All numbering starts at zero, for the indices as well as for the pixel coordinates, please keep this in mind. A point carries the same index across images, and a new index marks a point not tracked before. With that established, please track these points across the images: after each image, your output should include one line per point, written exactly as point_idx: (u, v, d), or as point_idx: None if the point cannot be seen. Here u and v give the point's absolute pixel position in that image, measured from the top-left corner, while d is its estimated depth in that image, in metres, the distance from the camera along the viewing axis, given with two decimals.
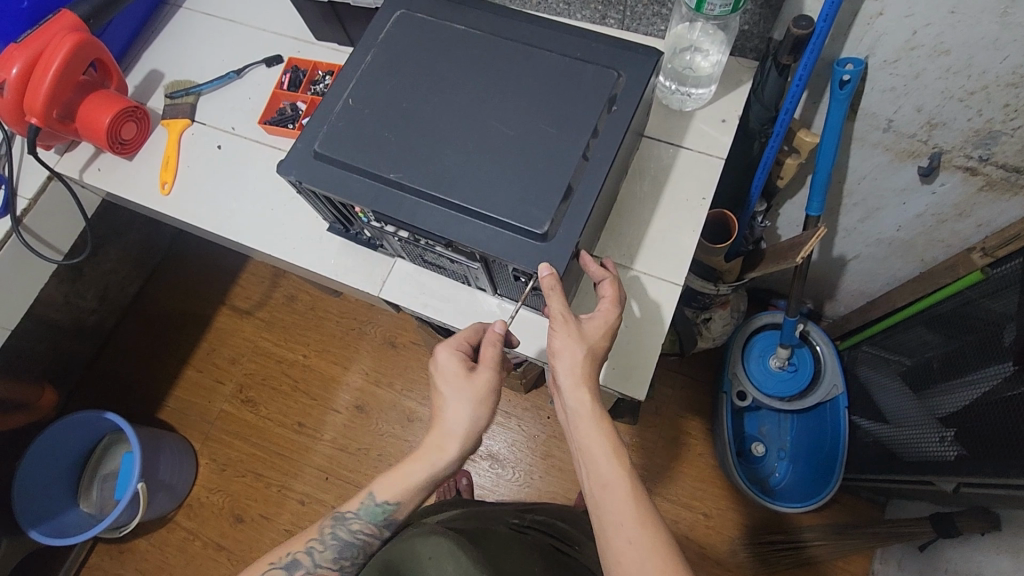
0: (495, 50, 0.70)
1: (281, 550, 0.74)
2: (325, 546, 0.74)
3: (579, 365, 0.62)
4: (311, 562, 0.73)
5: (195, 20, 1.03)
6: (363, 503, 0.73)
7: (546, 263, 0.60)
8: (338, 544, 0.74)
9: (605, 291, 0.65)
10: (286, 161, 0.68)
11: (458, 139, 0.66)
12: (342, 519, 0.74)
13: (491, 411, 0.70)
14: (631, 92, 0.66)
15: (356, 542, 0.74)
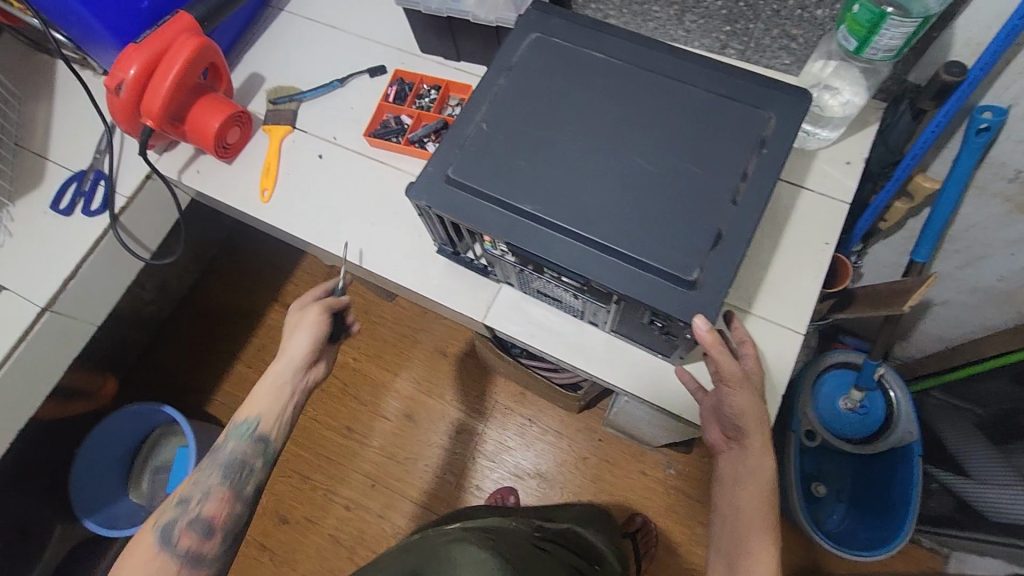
0: (634, 82, 0.67)
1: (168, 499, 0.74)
2: (208, 476, 0.76)
3: (762, 422, 0.63)
4: (204, 488, 0.75)
5: (299, 24, 1.03)
6: (232, 428, 0.77)
7: (701, 314, 0.57)
8: (222, 467, 0.76)
9: (748, 349, 0.66)
10: (416, 185, 0.66)
11: (600, 175, 0.63)
12: (217, 448, 0.77)
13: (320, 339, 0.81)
14: (783, 134, 0.63)
15: (229, 459, 0.76)
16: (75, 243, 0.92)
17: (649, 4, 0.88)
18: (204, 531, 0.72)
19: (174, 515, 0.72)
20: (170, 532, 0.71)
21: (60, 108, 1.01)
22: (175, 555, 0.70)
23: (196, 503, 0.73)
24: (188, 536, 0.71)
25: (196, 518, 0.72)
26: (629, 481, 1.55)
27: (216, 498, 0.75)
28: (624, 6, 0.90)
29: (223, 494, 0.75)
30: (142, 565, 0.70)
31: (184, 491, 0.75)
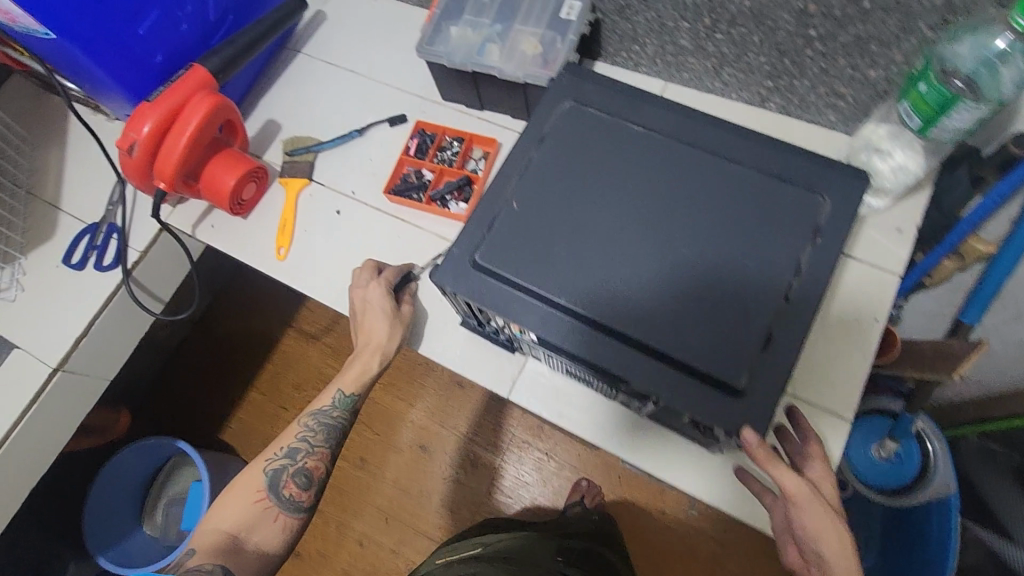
0: (675, 159, 0.63)
1: (274, 449, 0.81)
2: (314, 432, 0.82)
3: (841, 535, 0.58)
4: (307, 445, 0.81)
5: (317, 67, 0.99)
6: (337, 396, 0.82)
7: (749, 428, 0.54)
8: (325, 428, 0.82)
9: (813, 450, 0.64)
10: (441, 269, 0.62)
11: (639, 264, 0.59)
12: (319, 412, 0.82)
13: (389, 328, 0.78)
14: (840, 222, 0.58)
15: (332, 425, 0.82)
16: (86, 300, 0.89)
17: (685, 55, 0.83)
18: (303, 482, 0.80)
19: (282, 463, 0.80)
20: (277, 478, 0.80)
21: (72, 153, 0.98)
22: (277, 499, 0.79)
23: (302, 458, 0.81)
24: (290, 485, 0.80)
25: (301, 471, 0.80)
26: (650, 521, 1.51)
27: (319, 453, 0.81)
28: (658, 55, 0.85)
29: (320, 452, 0.82)
30: (246, 502, 0.79)
31: (287, 445, 0.81)
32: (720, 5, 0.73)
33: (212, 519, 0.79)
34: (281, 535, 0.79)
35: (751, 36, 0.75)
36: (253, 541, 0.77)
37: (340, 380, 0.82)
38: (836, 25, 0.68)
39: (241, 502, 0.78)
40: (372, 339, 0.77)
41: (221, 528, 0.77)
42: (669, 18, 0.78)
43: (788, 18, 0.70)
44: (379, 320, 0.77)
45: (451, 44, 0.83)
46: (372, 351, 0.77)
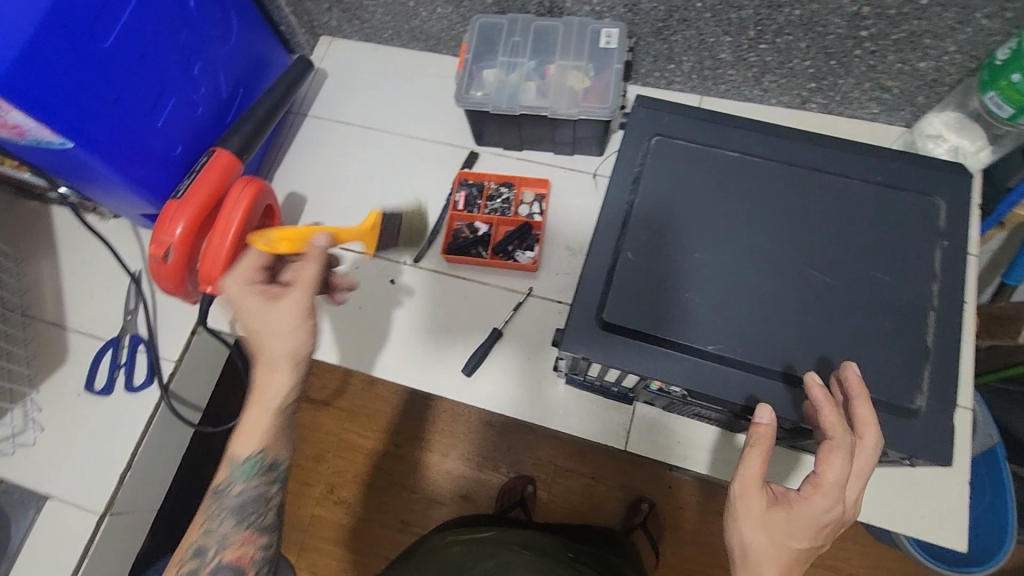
0: (778, 183, 0.62)
1: (176, 558, 0.62)
2: (222, 519, 0.63)
3: (779, 523, 0.49)
4: (218, 538, 0.62)
5: (330, 129, 0.92)
6: (231, 468, 0.64)
7: (850, 364, 0.52)
8: (232, 512, 0.63)
9: (836, 442, 0.50)
10: (568, 335, 0.58)
11: (777, 298, 0.57)
12: (223, 489, 0.64)
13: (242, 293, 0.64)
14: (960, 222, 0.58)
15: (240, 498, 0.64)
16: (122, 428, 0.78)
17: (724, 68, 0.82)
18: None
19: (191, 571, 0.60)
20: None
21: (64, 260, 0.86)
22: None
23: (214, 556, 0.61)
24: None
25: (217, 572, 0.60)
26: None
27: (236, 542, 0.62)
28: (695, 71, 0.84)
29: (241, 535, 0.63)
30: None
31: (190, 543, 0.62)
32: (768, 17, 0.72)
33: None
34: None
35: (798, 43, 0.75)
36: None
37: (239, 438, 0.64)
38: (889, 23, 0.69)
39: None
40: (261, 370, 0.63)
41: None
42: (710, 34, 0.77)
43: (840, 22, 0.71)
44: (254, 320, 0.63)
45: (489, 89, 0.79)
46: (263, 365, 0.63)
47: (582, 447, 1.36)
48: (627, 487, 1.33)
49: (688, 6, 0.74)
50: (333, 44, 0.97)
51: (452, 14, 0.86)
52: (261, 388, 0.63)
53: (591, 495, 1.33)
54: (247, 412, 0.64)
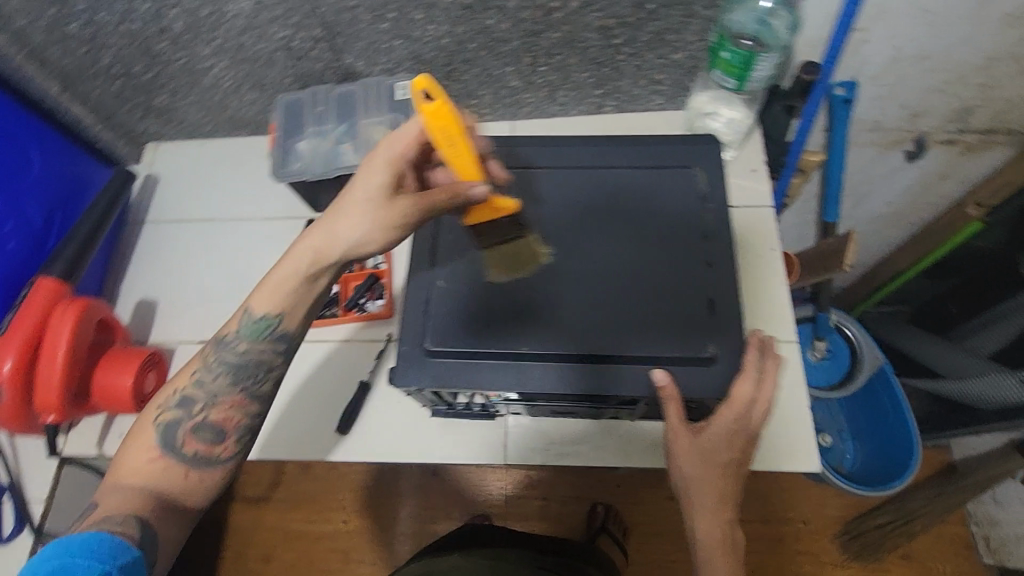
0: (563, 186, 0.68)
1: (162, 400, 0.61)
2: (214, 377, 0.61)
3: (703, 449, 0.56)
4: (206, 393, 0.61)
5: (170, 230, 0.94)
6: (242, 321, 0.60)
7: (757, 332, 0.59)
8: (230, 368, 0.61)
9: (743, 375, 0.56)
10: (398, 371, 0.61)
11: (579, 290, 0.62)
12: (201, 371, 0.61)
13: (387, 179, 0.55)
14: (717, 185, 0.66)
15: (244, 357, 0.61)
16: None
17: (519, 93, 0.89)
18: (212, 437, 0.60)
19: (177, 415, 0.60)
20: (170, 434, 0.59)
21: None
22: (179, 459, 0.58)
23: (202, 409, 0.60)
24: (192, 441, 0.59)
25: (202, 422, 0.59)
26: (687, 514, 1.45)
27: (225, 401, 0.61)
28: (497, 101, 0.91)
29: (231, 397, 0.61)
30: (138, 462, 0.58)
31: (184, 389, 0.61)
32: (534, 44, 0.80)
33: (105, 486, 0.57)
34: (183, 517, 0.58)
35: (570, 60, 0.83)
36: (173, 497, 0.58)
37: (254, 295, 0.59)
38: (634, 29, 0.77)
39: (138, 455, 0.58)
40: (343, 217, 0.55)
41: (136, 482, 0.57)
42: (494, 68, 0.84)
43: (594, 36, 0.79)
44: (348, 222, 0.55)
45: (305, 159, 0.83)
46: (309, 261, 0.57)
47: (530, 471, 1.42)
48: (575, 496, 1.40)
49: (463, 48, 0.81)
50: (159, 149, 0.99)
51: (261, 98, 0.90)
52: (334, 240, 0.56)
53: (548, 515, 1.39)
54: (284, 257, 0.58)
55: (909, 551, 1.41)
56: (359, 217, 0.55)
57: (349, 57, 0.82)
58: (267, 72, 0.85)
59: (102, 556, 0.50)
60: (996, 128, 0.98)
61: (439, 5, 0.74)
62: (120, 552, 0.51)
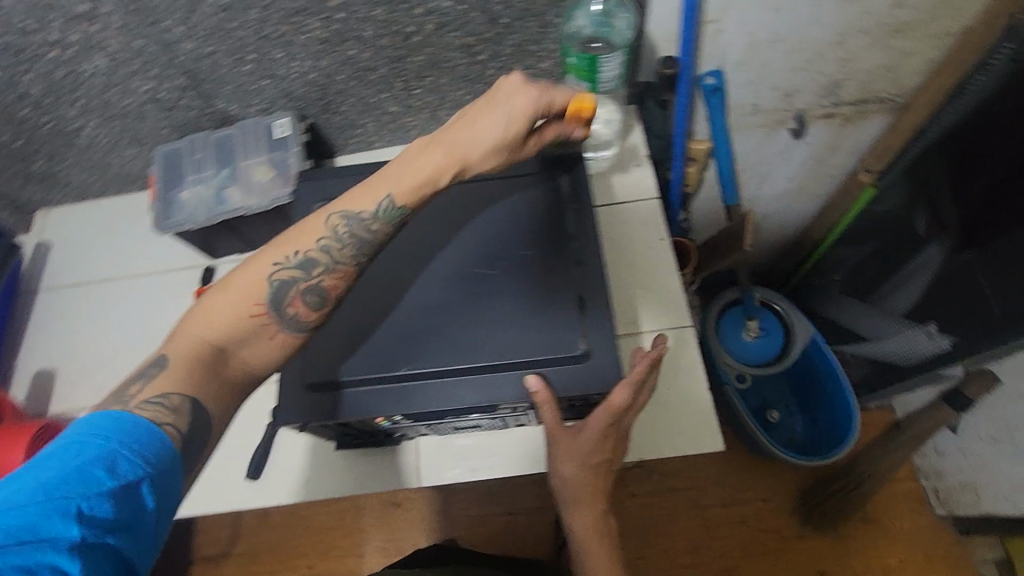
0: (433, 206, 0.69)
1: (286, 252, 0.56)
2: (341, 245, 0.56)
3: (576, 447, 0.60)
4: (329, 257, 0.56)
5: (65, 295, 0.91)
6: (381, 205, 0.57)
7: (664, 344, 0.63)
8: (360, 243, 0.57)
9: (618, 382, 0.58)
10: (280, 411, 0.61)
11: (449, 302, 0.63)
12: (353, 214, 0.56)
13: (517, 122, 0.58)
14: (580, 186, 0.69)
15: (342, 234, 0.56)
16: None
17: (402, 117, 0.90)
18: (316, 301, 0.56)
19: (292, 273, 0.55)
20: (281, 292, 0.54)
21: None
22: (281, 317, 0.54)
23: (319, 273, 0.56)
24: (298, 302, 0.55)
25: (315, 286, 0.55)
26: (649, 509, 1.45)
27: (341, 270, 0.57)
28: (381, 127, 0.91)
29: (348, 268, 0.57)
30: (236, 316, 0.52)
31: (315, 249, 0.56)
32: (402, 67, 0.81)
33: (175, 347, 0.51)
34: (232, 383, 0.52)
35: (442, 79, 0.84)
36: (248, 360, 0.53)
37: (394, 179, 0.57)
38: (494, 43, 0.79)
39: (228, 312, 0.52)
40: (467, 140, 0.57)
41: (208, 342, 0.51)
42: (370, 96, 0.85)
43: (459, 54, 0.81)
44: (488, 127, 0.57)
45: (188, 209, 0.82)
46: (453, 162, 0.57)
47: (491, 488, 1.41)
48: (539, 507, 1.38)
49: (332, 81, 0.82)
50: (51, 214, 0.98)
51: (142, 152, 0.89)
52: (477, 141, 0.57)
53: (514, 531, 1.37)
54: (402, 164, 0.58)
55: (869, 514, 1.42)
56: (499, 124, 0.57)
57: (222, 102, 0.83)
58: (141, 126, 0.85)
59: (143, 457, 0.43)
60: (866, 97, 1.02)
61: (296, 42, 0.75)
62: (163, 455, 0.44)
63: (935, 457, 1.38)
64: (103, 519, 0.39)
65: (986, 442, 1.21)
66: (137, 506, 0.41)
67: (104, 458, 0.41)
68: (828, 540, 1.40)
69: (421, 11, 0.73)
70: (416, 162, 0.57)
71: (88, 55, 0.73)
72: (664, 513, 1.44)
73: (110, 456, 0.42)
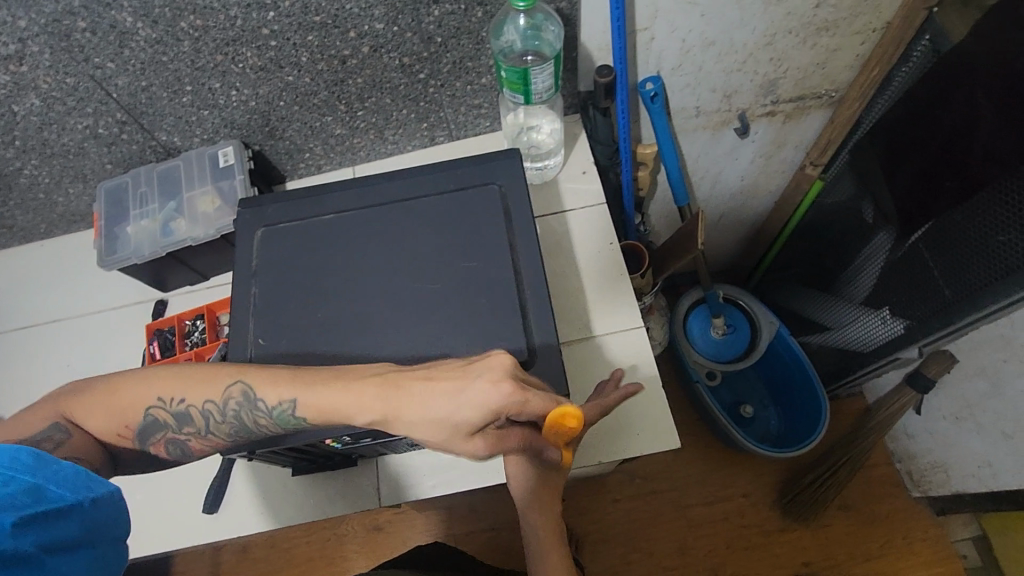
0: (375, 224, 0.70)
1: (172, 391, 0.55)
2: (222, 418, 0.56)
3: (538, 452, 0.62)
4: (206, 422, 0.56)
5: (13, 338, 0.89)
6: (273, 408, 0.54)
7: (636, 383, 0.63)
8: (239, 425, 0.56)
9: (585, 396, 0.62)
10: (228, 440, 0.61)
11: (397, 319, 0.64)
12: (242, 399, 0.55)
13: (486, 436, 0.50)
14: (519, 197, 0.70)
15: (227, 414, 0.55)
16: None
17: (348, 139, 0.91)
18: (183, 448, 0.58)
19: (169, 422, 0.56)
20: (152, 427, 0.56)
21: None
22: (145, 448, 0.57)
23: (193, 429, 0.56)
24: (163, 445, 0.57)
25: (181, 443, 0.57)
26: (630, 513, 1.44)
27: (209, 437, 0.57)
28: (329, 151, 0.92)
29: (216, 438, 0.57)
30: (109, 422, 0.55)
31: (200, 407, 0.55)
32: (342, 90, 0.82)
33: (71, 416, 0.55)
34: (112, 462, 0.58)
35: (384, 100, 0.85)
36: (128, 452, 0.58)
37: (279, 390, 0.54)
38: (432, 62, 0.80)
39: (109, 422, 0.55)
40: (410, 411, 0.49)
41: (88, 435, 0.55)
42: (313, 120, 0.86)
43: (398, 75, 0.82)
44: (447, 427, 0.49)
45: (133, 244, 0.82)
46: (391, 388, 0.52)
47: (471, 505, 1.39)
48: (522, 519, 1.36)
49: (274, 107, 0.82)
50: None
51: (87, 189, 0.89)
52: (430, 415, 0.50)
53: (497, 546, 1.35)
54: (326, 389, 0.52)
55: (848, 502, 1.43)
56: (452, 401, 0.48)
57: (163, 135, 0.83)
58: (83, 163, 0.84)
59: (72, 484, 0.46)
60: (803, 94, 1.05)
61: (232, 71, 0.76)
62: (90, 487, 0.46)
63: (906, 441, 1.40)
64: (43, 539, 0.42)
65: (950, 421, 1.23)
66: (69, 527, 0.44)
67: (30, 488, 0.44)
68: (810, 531, 1.41)
69: (355, 34, 0.75)
70: (350, 405, 0.50)
71: (21, 95, 0.73)
72: (646, 516, 1.44)
73: (34, 489, 0.44)
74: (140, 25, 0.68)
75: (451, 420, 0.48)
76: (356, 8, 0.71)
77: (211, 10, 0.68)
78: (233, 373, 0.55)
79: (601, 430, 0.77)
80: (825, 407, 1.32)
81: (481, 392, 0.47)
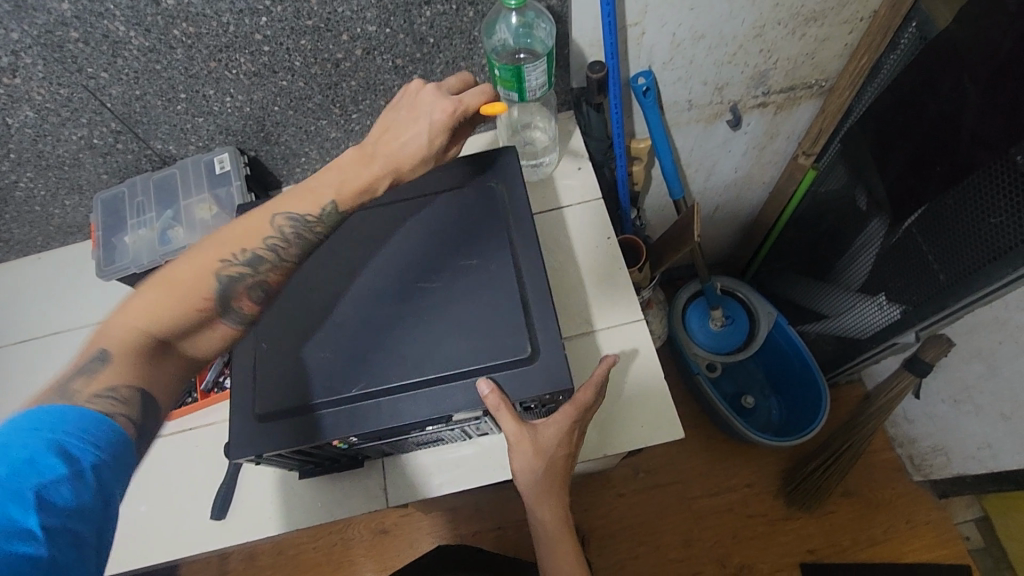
0: (375, 224, 0.70)
1: (234, 250, 0.59)
2: (286, 243, 0.61)
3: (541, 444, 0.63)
4: (272, 252, 0.60)
5: (13, 352, 0.89)
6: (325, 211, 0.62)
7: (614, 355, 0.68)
8: (299, 230, 0.61)
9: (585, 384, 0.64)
10: (233, 446, 0.61)
11: (402, 318, 0.64)
12: (296, 215, 0.61)
13: (432, 125, 0.65)
14: (516, 194, 0.70)
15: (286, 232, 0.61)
16: None
17: (343, 143, 0.91)
18: (263, 296, 0.59)
19: (242, 267, 0.58)
20: (228, 286, 0.57)
21: None
22: (225, 310, 0.57)
23: (260, 267, 0.59)
24: (246, 298, 0.58)
25: (260, 282, 0.59)
26: (635, 507, 1.45)
27: (268, 258, 0.60)
28: (324, 155, 0.92)
29: (279, 268, 0.61)
30: (170, 304, 0.54)
31: (261, 245, 0.60)
32: (336, 94, 0.82)
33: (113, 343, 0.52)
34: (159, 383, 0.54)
35: (378, 102, 0.85)
36: (179, 348, 0.56)
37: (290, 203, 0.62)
38: (425, 63, 0.81)
39: (152, 300, 0.54)
40: (398, 146, 0.65)
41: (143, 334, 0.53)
42: (308, 125, 0.86)
43: (392, 76, 0.82)
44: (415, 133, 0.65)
45: (132, 253, 0.82)
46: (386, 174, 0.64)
47: (477, 504, 1.39)
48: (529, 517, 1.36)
49: (269, 113, 0.82)
50: None
51: (83, 201, 0.88)
52: (398, 140, 0.65)
53: (505, 545, 1.35)
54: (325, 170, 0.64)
55: (850, 489, 1.44)
56: (415, 124, 0.65)
57: (159, 143, 0.83)
58: (79, 174, 0.84)
59: (95, 441, 0.46)
60: (794, 84, 1.06)
61: (226, 78, 0.76)
62: (114, 443, 0.47)
63: (906, 425, 1.41)
64: (63, 505, 0.41)
65: (948, 404, 1.24)
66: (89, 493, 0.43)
67: (56, 446, 0.43)
68: (814, 519, 1.41)
69: (348, 37, 0.75)
70: (348, 173, 0.64)
71: (15, 107, 0.72)
72: (651, 509, 1.45)
73: (59, 446, 0.44)
74: (133, 34, 0.68)
75: (405, 133, 0.65)
76: (349, 10, 0.71)
77: (204, 17, 0.68)
78: (266, 213, 0.61)
79: (605, 424, 0.77)
80: (826, 394, 1.33)
81: (431, 105, 0.65)
